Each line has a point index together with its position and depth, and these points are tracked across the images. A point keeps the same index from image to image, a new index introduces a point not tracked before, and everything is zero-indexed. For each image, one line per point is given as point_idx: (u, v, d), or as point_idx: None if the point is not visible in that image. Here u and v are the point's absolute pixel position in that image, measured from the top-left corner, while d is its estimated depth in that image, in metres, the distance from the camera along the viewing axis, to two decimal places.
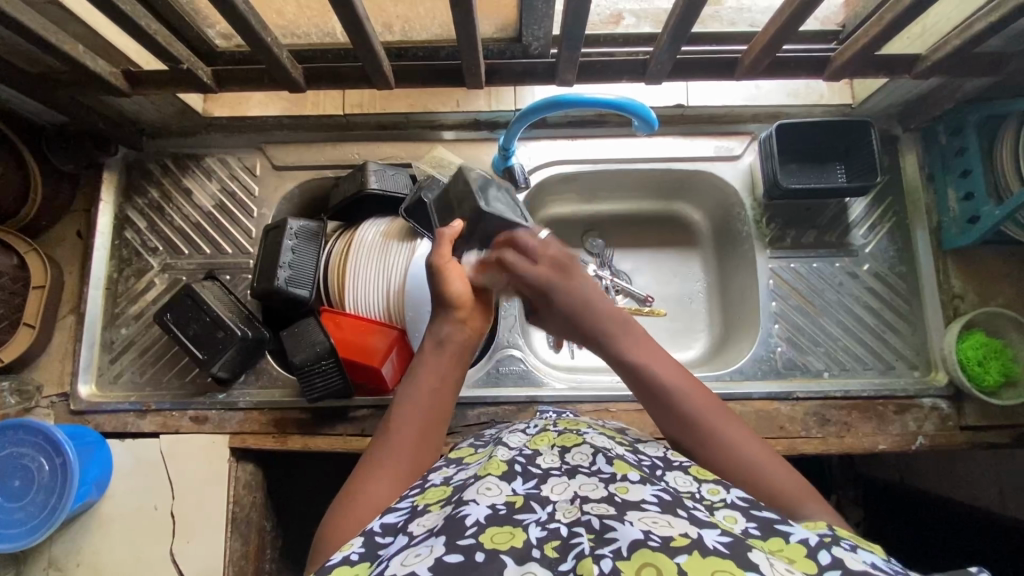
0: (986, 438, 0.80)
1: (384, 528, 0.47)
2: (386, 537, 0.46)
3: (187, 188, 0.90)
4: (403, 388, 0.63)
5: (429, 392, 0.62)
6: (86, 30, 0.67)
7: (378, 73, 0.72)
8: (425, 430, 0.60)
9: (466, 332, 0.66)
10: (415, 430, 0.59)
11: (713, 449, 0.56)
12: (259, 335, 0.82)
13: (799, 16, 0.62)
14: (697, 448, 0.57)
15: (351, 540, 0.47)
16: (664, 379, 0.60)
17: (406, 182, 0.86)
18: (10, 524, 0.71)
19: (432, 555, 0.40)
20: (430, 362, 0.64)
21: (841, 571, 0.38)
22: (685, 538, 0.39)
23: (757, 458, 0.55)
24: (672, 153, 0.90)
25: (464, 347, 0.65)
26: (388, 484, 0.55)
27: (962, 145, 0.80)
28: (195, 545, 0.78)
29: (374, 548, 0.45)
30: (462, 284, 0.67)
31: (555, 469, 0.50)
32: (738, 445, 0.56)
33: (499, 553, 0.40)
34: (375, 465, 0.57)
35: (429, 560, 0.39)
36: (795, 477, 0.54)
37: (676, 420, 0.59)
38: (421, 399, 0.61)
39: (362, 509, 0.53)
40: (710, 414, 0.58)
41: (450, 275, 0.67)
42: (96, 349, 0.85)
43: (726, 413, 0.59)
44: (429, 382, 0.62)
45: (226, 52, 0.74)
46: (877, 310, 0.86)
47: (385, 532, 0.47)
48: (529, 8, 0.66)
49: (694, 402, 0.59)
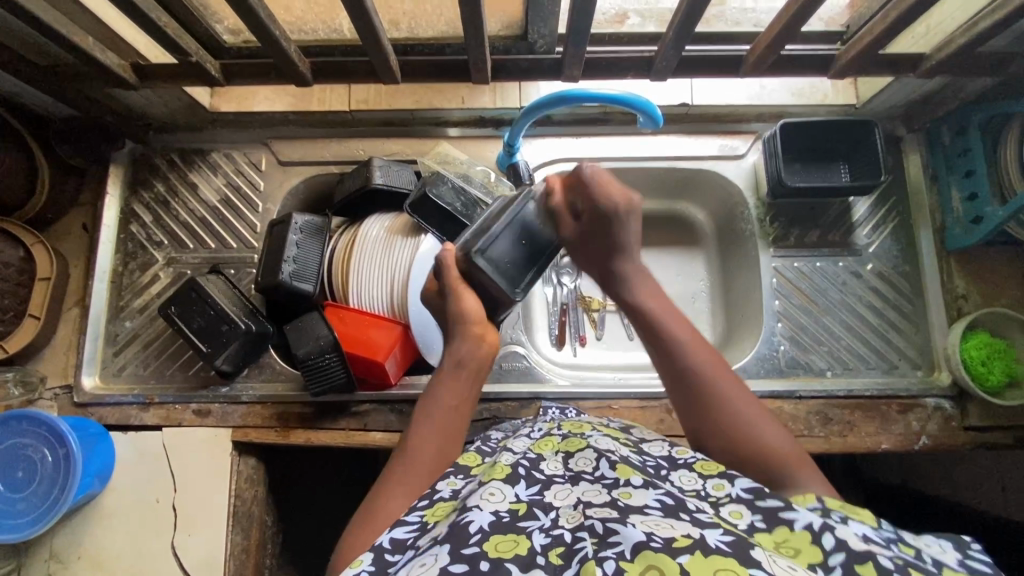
0: (989, 439, 0.80)
1: (394, 544, 0.47)
2: (395, 554, 0.47)
3: (193, 183, 0.91)
4: (424, 404, 0.63)
5: (448, 409, 0.62)
6: (96, 22, 0.67)
7: (385, 68, 0.72)
8: (443, 445, 0.60)
9: (479, 348, 0.66)
10: (432, 446, 0.60)
11: (711, 414, 0.56)
12: (263, 329, 0.81)
13: (802, 14, 0.63)
14: (705, 416, 0.57)
15: (361, 555, 0.47)
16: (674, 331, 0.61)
17: (410, 178, 0.87)
18: (13, 514, 0.71)
19: (438, 565, 0.41)
20: (448, 379, 0.64)
21: (845, 555, 0.39)
22: (687, 538, 0.38)
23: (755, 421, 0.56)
24: (676, 151, 0.91)
25: (480, 366, 0.66)
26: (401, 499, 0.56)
27: (966, 146, 0.80)
28: (196, 538, 0.78)
29: (384, 567, 0.46)
30: (475, 301, 0.67)
31: (559, 476, 0.49)
32: (738, 405, 0.56)
33: (503, 562, 0.41)
34: (392, 482, 0.57)
35: (435, 569, 0.40)
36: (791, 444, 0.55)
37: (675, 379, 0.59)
38: (440, 415, 0.62)
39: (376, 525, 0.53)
40: (723, 380, 0.58)
41: (465, 295, 0.67)
42: (100, 341, 0.86)
43: (727, 370, 0.59)
44: (450, 400, 0.63)
45: (234, 48, 0.74)
46: (880, 311, 0.86)
47: (394, 550, 0.47)
48: (535, 5, 0.66)
49: (699, 360, 0.58)
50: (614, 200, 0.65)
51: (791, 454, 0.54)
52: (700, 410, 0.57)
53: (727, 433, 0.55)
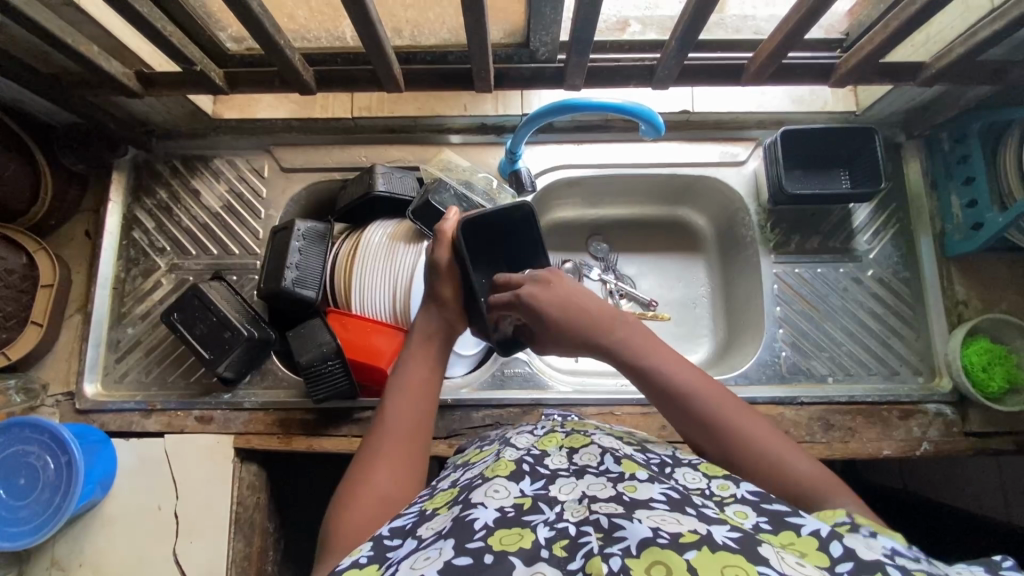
0: (990, 445, 0.80)
1: (394, 531, 0.46)
2: (395, 539, 0.45)
3: (196, 190, 0.91)
4: (394, 378, 0.63)
5: (422, 380, 0.63)
6: (101, 31, 0.68)
7: (388, 77, 0.73)
8: (420, 410, 0.60)
9: (449, 316, 0.68)
10: (411, 408, 0.60)
11: (748, 458, 0.53)
12: (265, 336, 0.82)
13: (804, 24, 0.63)
14: (741, 460, 0.53)
15: (360, 545, 0.46)
16: (673, 376, 0.58)
17: (413, 184, 0.87)
18: (14, 522, 0.71)
19: (442, 558, 0.39)
20: (417, 349, 0.65)
21: (855, 563, 0.38)
22: (694, 534, 0.38)
23: (772, 444, 0.53)
24: (677, 158, 0.91)
25: (450, 331, 0.68)
26: (391, 473, 0.55)
27: (965, 152, 0.81)
28: (198, 546, 0.78)
29: (383, 552, 0.44)
30: (452, 287, 0.68)
31: (564, 470, 0.49)
32: (777, 450, 0.53)
33: (510, 555, 0.39)
34: (373, 453, 0.56)
35: (439, 562, 0.39)
36: (820, 469, 0.52)
37: (689, 418, 0.56)
38: (416, 385, 0.62)
39: (368, 504, 0.52)
40: (751, 431, 0.54)
41: (450, 278, 0.68)
42: (102, 348, 0.86)
43: (746, 415, 0.55)
44: (419, 370, 0.63)
45: (237, 55, 0.75)
46: (880, 316, 0.87)
47: (394, 536, 0.46)
48: (537, 15, 0.67)
49: (709, 402, 0.56)
50: (534, 289, 0.66)
51: (817, 480, 0.51)
52: (728, 454, 0.54)
53: (766, 475, 0.52)
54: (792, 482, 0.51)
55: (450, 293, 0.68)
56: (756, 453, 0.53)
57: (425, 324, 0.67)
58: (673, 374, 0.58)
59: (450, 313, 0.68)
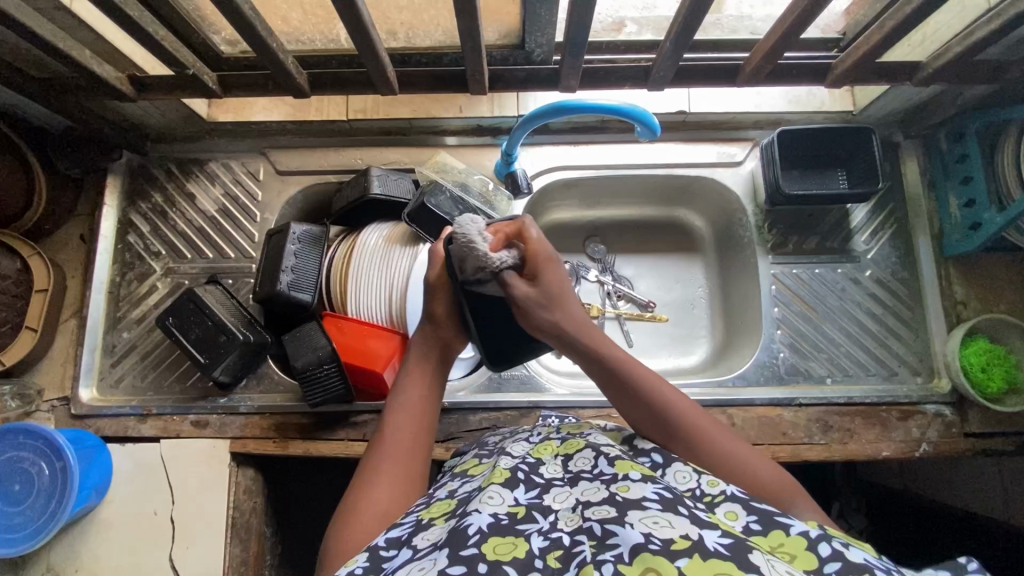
0: (990, 445, 0.79)
1: (389, 541, 0.46)
2: (391, 550, 0.45)
3: (191, 193, 0.91)
4: (390, 400, 0.62)
5: (419, 398, 0.62)
6: (93, 35, 0.67)
7: (382, 79, 0.72)
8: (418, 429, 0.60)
9: (444, 335, 0.67)
10: (408, 427, 0.59)
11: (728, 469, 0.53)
12: (261, 339, 0.81)
13: (800, 24, 0.63)
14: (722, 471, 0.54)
15: (356, 556, 0.46)
16: (652, 388, 0.58)
17: (409, 187, 0.87)
18: (9, 528, 0.71)
19: (435, 568, 0.39)
20: (414, 371, 0.65)
21: (842, 564, 0.38)
22: (686, 540, 0.38)
23: (748, 457, 0.54)
24: (673, 158, 0.91)
25: (447, 351, 0.67)
26: (390, 490, 0.54)
27: (964, 151, 0.80)
28: (195, 552, 0.77)
29: (379, 562, 0.44)
30: (446, 304, 0.67)
31: (558, 479, 0.49)
32: (752, 462, 0.54)
33: (502, 564, 0.39)
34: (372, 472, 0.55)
35: (432, 573, 0.39)
36: (783, 475, 0.54)
37: (664, 425, 0.56)
38: (413, 405, 0.61)
39: (369, 522, 0.51)
40: (728, 444, 0.55)
41: (441, 296, 0.67)
42: (98, 353, 0.85)
43: (721, 430, 0.56)
44: (416, 390, 0.63)
45: (231, 58, 0.74)
46: (879, 316, 0.86)
47: (390, 546, 0.45)
48: (533, 16, 0.66)
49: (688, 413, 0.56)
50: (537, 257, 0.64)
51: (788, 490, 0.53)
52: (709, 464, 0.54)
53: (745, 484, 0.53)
54: (760, 487, 0.53)
55: (443, 312, 0.67)
56: (732, 460, 0.54)
57: (420, 345, 0.67)
58: (649, 386, 0.58)
59: (444, 329, 0.67)
